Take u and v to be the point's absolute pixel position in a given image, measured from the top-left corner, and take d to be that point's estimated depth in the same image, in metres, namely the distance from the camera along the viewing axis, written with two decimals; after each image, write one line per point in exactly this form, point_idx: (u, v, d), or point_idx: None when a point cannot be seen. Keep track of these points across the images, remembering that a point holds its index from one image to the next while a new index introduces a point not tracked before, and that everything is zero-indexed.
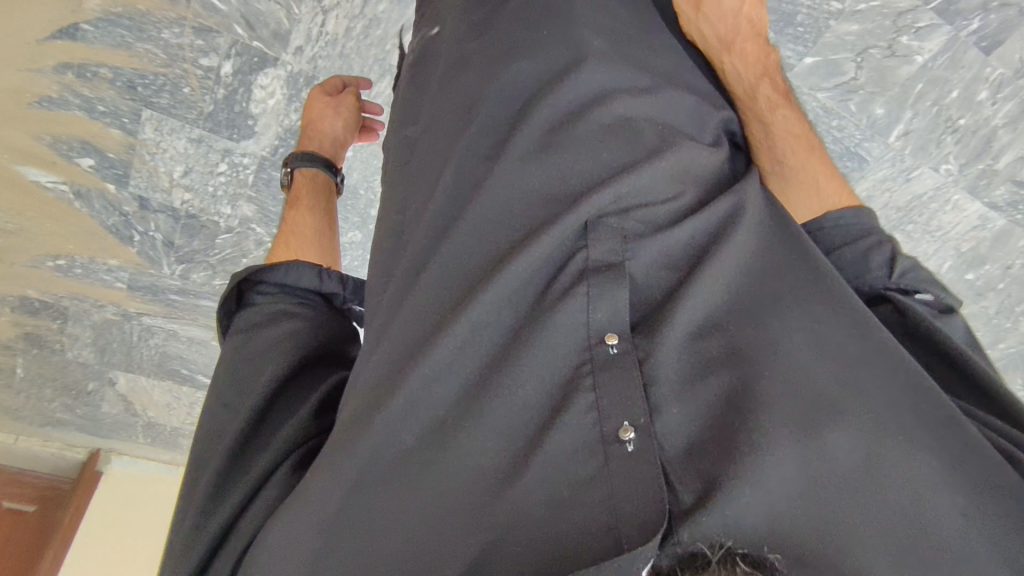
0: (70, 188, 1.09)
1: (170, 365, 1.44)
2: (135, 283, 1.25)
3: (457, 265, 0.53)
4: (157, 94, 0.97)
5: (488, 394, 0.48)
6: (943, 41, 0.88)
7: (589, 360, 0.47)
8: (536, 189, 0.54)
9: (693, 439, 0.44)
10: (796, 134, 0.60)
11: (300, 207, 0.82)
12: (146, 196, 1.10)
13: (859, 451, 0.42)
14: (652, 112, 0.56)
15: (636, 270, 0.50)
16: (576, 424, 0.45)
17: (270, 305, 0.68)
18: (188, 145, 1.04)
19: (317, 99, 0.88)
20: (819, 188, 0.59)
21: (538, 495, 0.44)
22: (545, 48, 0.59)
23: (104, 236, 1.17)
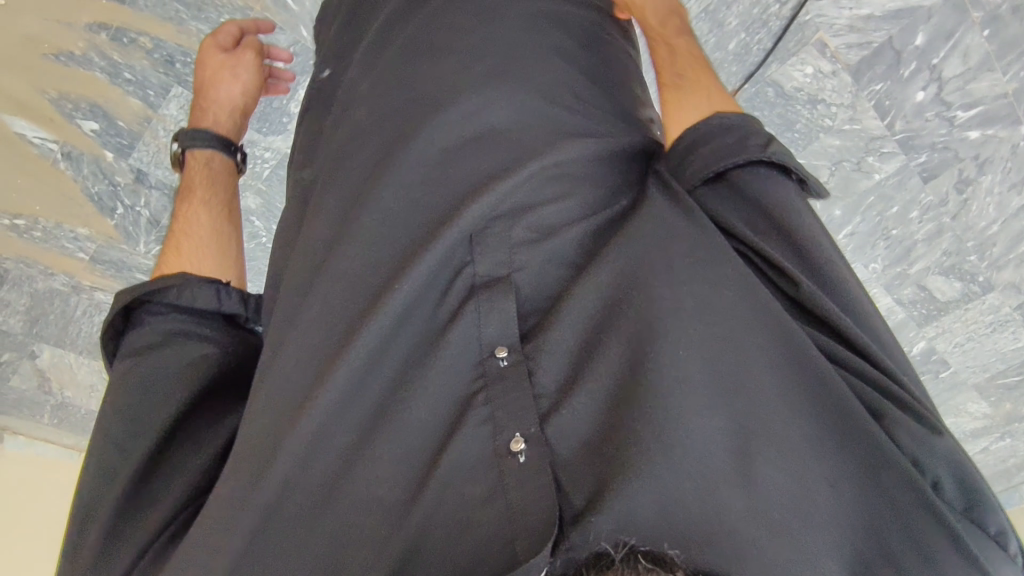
0: (61, 148, 1.01)
1: None
2: (98, 256, 1.16)
3: (376, 248, 0.59)
4: (195, 74, 0.94)
5: (380, 424, 0.54)
6: (897, 166, 1.13)
7: (483, 374, 0.53)
8: (427, 207, 0.60)
9: (583, 440, 0.50)
10: (692, 53, 0.67)
11: (194, 201, 0.79)
12: (145, 170, 1.04)
13: (729, 441, 0.46)
14: (526, 93, 0.62)
15: (524, 281, 0.56)
16: (473, 438, 0.51)
17: (160, 326, 0.68)
18: None
19: (211, 56, 0.83)
20: (706, 94, 0.62)
21: (446, 506, 0.50)
22: (456, 65, 0.65)
23: (83, 204, 1.08)
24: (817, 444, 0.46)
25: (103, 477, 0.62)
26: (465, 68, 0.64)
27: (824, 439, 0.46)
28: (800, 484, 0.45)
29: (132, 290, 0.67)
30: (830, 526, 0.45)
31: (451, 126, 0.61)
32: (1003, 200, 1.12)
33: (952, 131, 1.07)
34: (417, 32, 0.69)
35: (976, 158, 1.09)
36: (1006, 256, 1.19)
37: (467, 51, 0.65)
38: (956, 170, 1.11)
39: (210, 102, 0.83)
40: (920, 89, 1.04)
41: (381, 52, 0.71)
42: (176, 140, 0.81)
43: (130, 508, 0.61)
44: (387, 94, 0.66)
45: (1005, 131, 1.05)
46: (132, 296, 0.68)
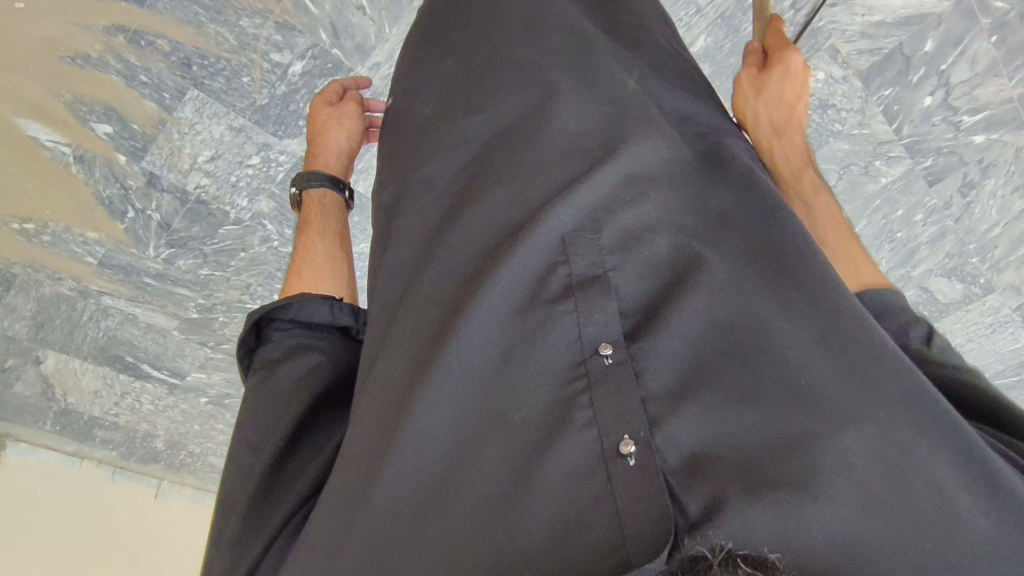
0: (73, 151, 1.00)
1: (114, 351, 1.31)
2: (106, 261, 1.15)
3: (462, 253, 0.56)
4: (211, 77, 0.94)
5: (483, 431, 0.47)
6: (903, 170, 1.15)
7: (585, 375, 0.46)
8: (511, 212, 0.56)
9: (702, 451, 0.42)
10: (830, 208, 0.61)
11: (312, 236, 0.79)
12: (158, 173, 1.03)
13: (889, 445, 0.40)
14: (598, 98, 0.61)
15: (622, 281, 0.50)
16: (576, 442, 0.44)
17: (282, 342, 0.66)
18: (225, 132, 0.99)
19: (318, 110, 0.84)
20: (860, 268, 0.56)
21: (544, 519, 0.42)
22: (522, 75, 0.64)
23: (93, 208, 1.07)
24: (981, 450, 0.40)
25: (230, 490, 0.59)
26: (525, 74, 0.64)
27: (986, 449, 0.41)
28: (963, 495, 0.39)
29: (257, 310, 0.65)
30: (1004, 551, 0.38)
31: (526, 143, 0.59)
32: (1006, 203, 1.14)
33: (958, 135, 1.09)
34: (468, 58, 0.70)
35: (981, 163, 1.11)
36: (1007, 259, 1.21)
37: (523, 59, 0.65)
38: (960, 174, 1.13)
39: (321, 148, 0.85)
40: (928, 94, 1.05)
41: (434, 73, 0.72)
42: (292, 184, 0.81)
43: (249, 527, 0.56)
44: (451, 106, 0.67)
45: (1010, 137, 1.07)
46: (259, 315, 0.65)
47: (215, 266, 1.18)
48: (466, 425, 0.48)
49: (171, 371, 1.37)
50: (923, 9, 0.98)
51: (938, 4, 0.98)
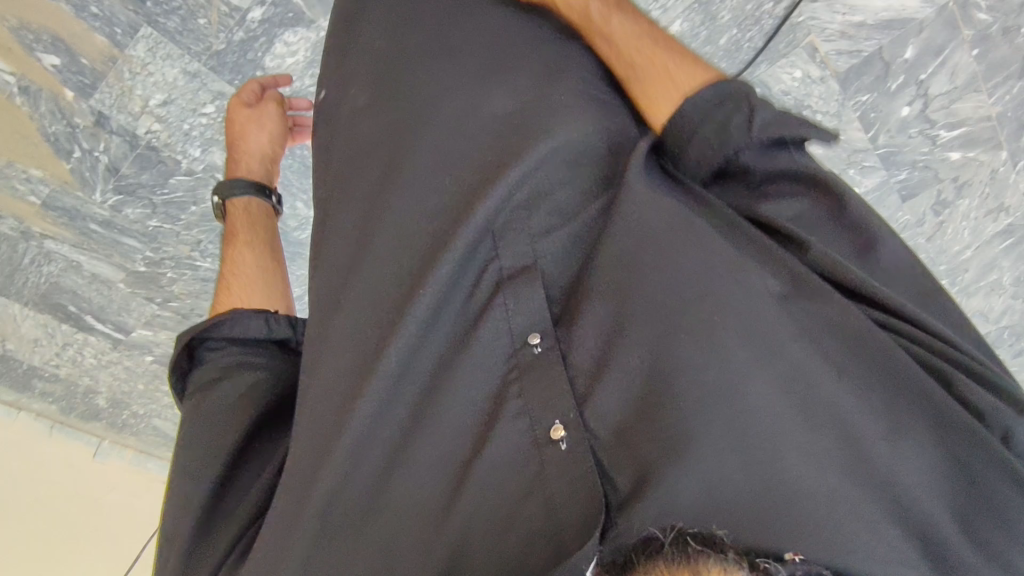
0: (17, 81, 0.95)
1: (56, 299, 1.27)
2: (51, 202, 1.11)
3: (408, 243, 0.63)
4: (166, 16, 0.90)
5: (427, 412, 0.59)
6: (876, 181, 1.11)
7: (516, 365, 0.58)
8: (446, 198, 0.63)
9: (619, 418, 0.54)
10: (634, 35, 0.64)
11: (239, 242, 0.91)
12: (108, 114, 0.99)
13: (785, 429, 0.50)
14: (535, 87, 0.64)
15: (548, 267, 0.60)
16: (510, 431, 0.55)
17: (219, 360, 0.77)
18: (179, 76, 0.96)
19: (237, 112, 0.92)
20: (671, 78, 0.60)
21: (490, 496, 0.54)
22: (461, 62, 0.68)
23: (38, 144, 1.03)
24: (862, 420, 0.51)
25: (185, 497, 0.70)
26: (468, 55, 0.68)
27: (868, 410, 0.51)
28: (856, 457, 0.50)
29: (188, 333, 0.76)
30: (885, 518, 0.48)
31: (463, 127, 0.65)
32: (978, 224, 1.12)
33: (933, 150, 1.06)
34: (410, 31, 0.71)
35: (955, 180, 1.09)
36: (978, 283, 1.19)
37: (469, 43, 0.68)
38: (934, 190, 1.11)
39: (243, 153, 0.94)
40: (907, 104, 1.03)
41: (376, 36, 0.73)
42: (217, 193, 0.92)
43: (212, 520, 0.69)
44: (397, 77, 0.70)
45: (985, 155, 1.05)
46: (189, 338, 0.76)
47: (165, 218, 1.14)
48: (413, 404, 0.59)
49: (115, 325, 1.33)
50: (904, 14, 0.96)
51: (921, 10, 0.96)
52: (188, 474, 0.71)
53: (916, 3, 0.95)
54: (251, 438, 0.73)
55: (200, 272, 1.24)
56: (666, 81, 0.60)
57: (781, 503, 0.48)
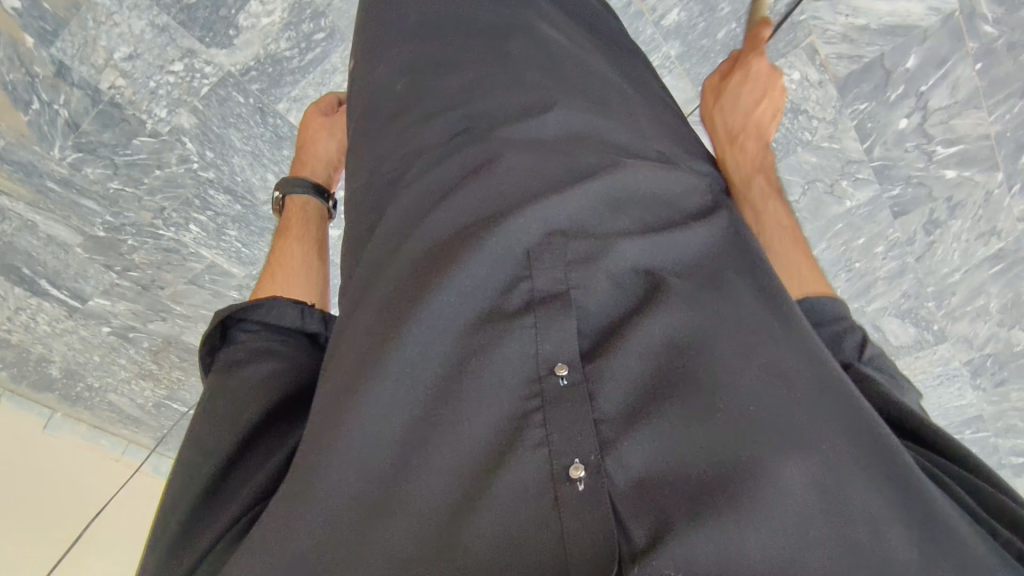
0: None
1: (10, 259, 1.21)
2: (5, 155, 1.05)
3: (435, 238, 0.51)
4: None
5: (433, 432, 0.43)
6: (870, 196, 1.09)
7: (539, 395, 0.42)
8: (471, 206, 0.52)
9: (649, 477, 0.39)
10: (787, 226, 0.58)
11: (289, 237, 0.78)
12: (68, 64, 0.94)
13: (850, 491, 0.37)
14: (576, 115, 0.58)
15: (587, 297, 0.46)
16: (530, 460, 0.40)
17: (250, 343, 0.61)
18: (147, 29, 0.91)
19: (312, 119, 0.88)
20: (799, 276, 0.54)
21: (493, 539, 0.38)
22: (491, 69, 0.63)
23: None
24: (930, 523, 0.37)
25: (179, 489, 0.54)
26: (482, 65, 0.64)
27: (923, 521, 0.37)
28: (876, 547, 0.36)
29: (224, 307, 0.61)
30: None
31: (492, 131, 0.58)
32: (969, 248, 1.09)
33: (929, 166, 1.03)
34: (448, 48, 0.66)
35: (948, 201, 1.05)
36: (963, 308, 1.15)
37: (488, 52, 0.65)
38: (927, 210, 1.08)
39: (309, 155, 0.87)
40: (905, 116, 0.99)
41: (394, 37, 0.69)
42: (278, 187, 0.83)
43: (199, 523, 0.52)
44: (414, 81, 0.65)
45: (980, 176, 1.02)
46: (222, 313, 0.61)
47: (127, 180, 1.08)
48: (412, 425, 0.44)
49: (70, 292, 1.27)
50: (909, 19, 0.93)
51: (926, 17, 0.92)
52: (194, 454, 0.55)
53: (920, 10, 0.92)
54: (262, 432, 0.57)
55: (163, 241, 1.18)
56: (793, 279, 0.54)
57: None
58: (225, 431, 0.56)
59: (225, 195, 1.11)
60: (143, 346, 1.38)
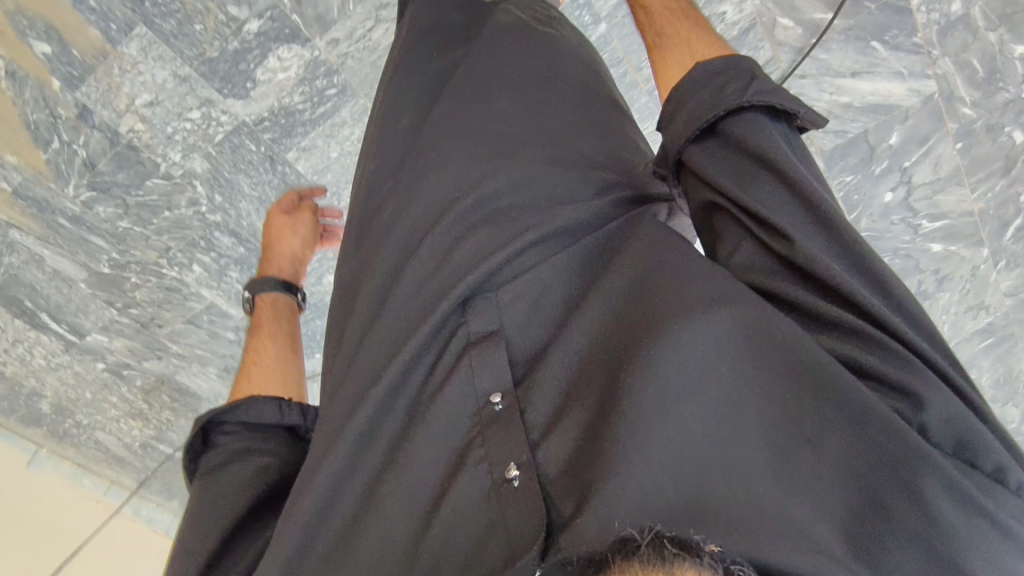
0: (4, 64, 0.94)
1: (12, 293, 1.22)
2: (22, 189, 1.08)
3: (408, 307, 0.57)
4: (164, 17, 0.91)
5: (400, 458, 0.53)
6: None
7: (478, 421, 0.53)
8: (433, 270, 0.58)
9: (575, 452, 0.48)
10: (671, 3, 0.64)
11: (262, 338, 0.83)
12: (92, 109, 0.99)
13: (744, 426, 0.44)
14: (533, 158, 0.62)
15: (512, 336, 0.55)
16: (472, 477, 0.50)
17: (232, 443, 0.70)
18: (168, 79, 0.96)
19: (274, 217, 0.95)
20: (690, 46, 0.60)
21: (459, 527, 0.49)
22: (480, 116, 0.65)
23: (17, 129, 1.01)
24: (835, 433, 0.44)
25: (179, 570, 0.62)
26: (474, 111, 0.65)
27: (823, 424, 0.44)
28: (781, 472, 0.43)
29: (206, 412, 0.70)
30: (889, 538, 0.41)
31: (462, 188, 0.61)
32: (958, 321, 1.10)
33: (915, 239, 1.06)
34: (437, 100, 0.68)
35: (936, 273, 1.07)
36: None
37: (476, 99, 0.66)
38: (916, 280, 1.09)
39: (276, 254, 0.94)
40: (890, 189, 1.03)
41: (405, 86, 0.71)
42: (246, 290, 0.89)
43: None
44: (413, 131, 0.68)
45: (966, 251, 1.05)
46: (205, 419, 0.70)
47: (136, 220, 1.12)
48: (385, 456, 0.54)
49: (70, 326, 1.28)
50: (890, 100, 0.96)
51: (907, 98, 0.96)
52: (186, 543, 0.63)
53: (901, 91, 0.95)
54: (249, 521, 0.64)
55: (165, 280, 1.20)
56: (684, 44, 0.61)
57: (754, 507, 0.42)
58: (215, 523, 0.64)
59: (231, 238, 1.15)
60: (136, 384, 1.38)
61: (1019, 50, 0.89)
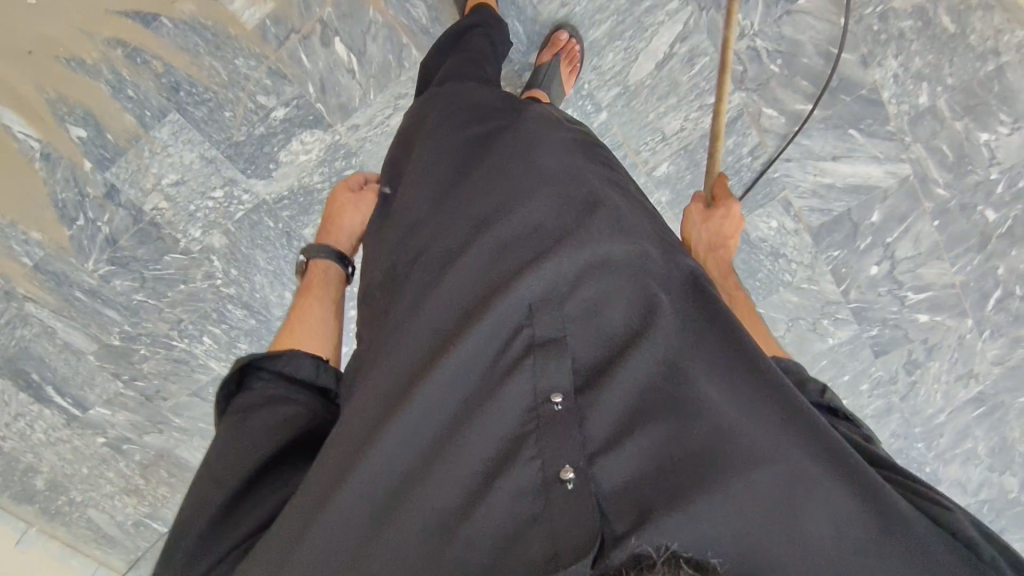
0: (42, 147, 1.00)
1: (20, 365, 1.23)
2: (42, 265, 1.12)
3: (457, 307, 0.59)
4: (196, 105, 0.99)
5: (453, 452, 0.52)
6: (850, 334, 1.13)
7: (536, 418, 0.52)
8: (485, 279, 0.60)
9: (631, 480, 0.49)
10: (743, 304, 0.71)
11: (309, 297, 0.78)
12: (119, 188, 1.04)
13: (790, 493, 0.47)
14: (581, 185, 0.66)
15: (572, 349, 0.56)
16: (523, 471, 0.49)
17: (265, 392, 0.63)
18: (196, 160, 1.02)
19: (340, 195, 0.88)
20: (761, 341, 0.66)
21: (493, 530, 0.48)
22: (528, 147, 0.69)
23: (45, 207, 1.05)
24: (849, 501, 0.47)
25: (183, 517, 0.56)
26: (520, 143, 0.70)
27: (857, 516, 0.47)
28: (804, 537, 0.46)
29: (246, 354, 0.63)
30: None
31: (515, 205, 0.64)
32: (950, 390, 1.13)
33: (902, 310, 1.10)
34: (486, 142, 0.72)
35: (924, 342, 1.11)
36: (952, 451, 1.17)
37: (522, 134, 0.71)
38: (906, 350, 1.12)
39: (333, 230, 0.87)
40: (875, 263, 1.08)
41: (454, 116, 0.76)
42: (302, 252, 0.84)
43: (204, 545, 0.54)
44: (460, 156, 0.72)
45: (952, 321, 1.09)
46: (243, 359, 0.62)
47: (151, 293, 1.14)
48: (436, 453, 0.52)
49: (73, 401, 1.28)
50: (870, 181, 1.03)
51: (885, 179, 1.03)
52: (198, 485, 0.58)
53: (879, 173, 1.03)
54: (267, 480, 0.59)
55: (174, 352, 1.21)
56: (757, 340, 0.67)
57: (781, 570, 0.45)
58: (236, 467, 0.57)
59: (243, 310, 1.16)
60: (134, 460, 1.36)
61: (983, 138, 0.99)
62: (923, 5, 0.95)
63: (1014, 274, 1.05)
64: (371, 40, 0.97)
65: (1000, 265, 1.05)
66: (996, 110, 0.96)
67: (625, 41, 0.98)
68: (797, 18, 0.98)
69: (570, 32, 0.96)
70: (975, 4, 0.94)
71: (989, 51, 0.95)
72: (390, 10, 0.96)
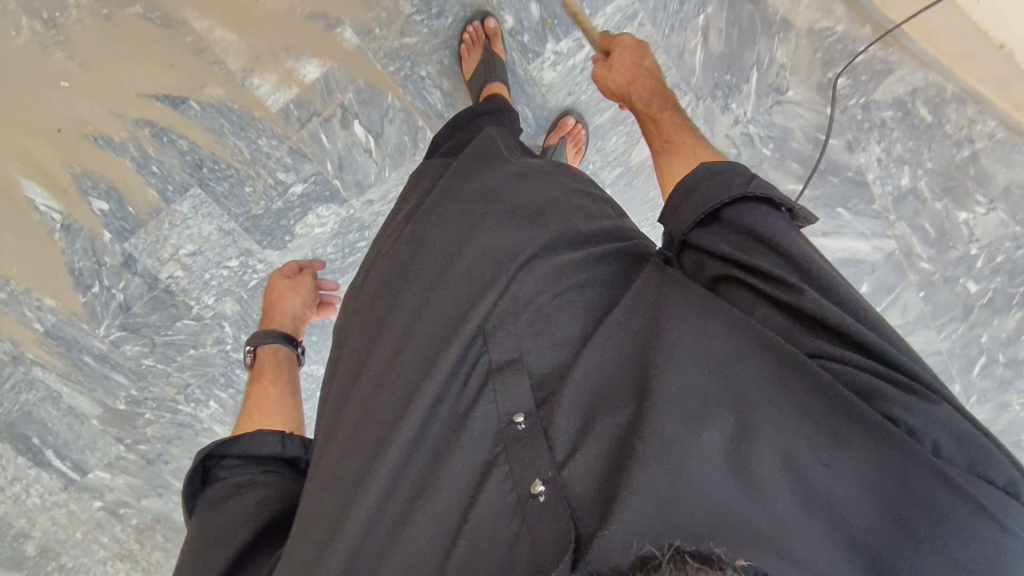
0: (62, 219, 1.03)
1: (20, 429, 1.17)
2: (53, 331, 1.11)
3: (424, 335, 0.63)
4: (218, 181, 1.03)
5: (433, 475, 0.54)
6: None
7: (503, 440, 0.54)
8: (447, 303, 0.64)
9: (600, 478, 0.50)
10: (678, 123, 0.71)
11: (263, 383, 0.87)
12: (137, 256, 1.06)
13: (760, 455, 0.47)
14: (532, 203, 0.69)
15: (533, 363, 0.58)
16: (496, 493, 0.52)
17: (234, 478, 0.72)
18: (214, 232, 1.06)
19: (277, 283, 0.99)
20: (694, 154, 0.66)
21: (480, 547, 0.50)
22: (476, 181, 0.73)
23: (61, 276, 1.07)
24: (818, 443, 0.47)
25: None
26: (474, 178, 0.73)
27: (829, 452, 0.46)
28: (784, 495, 0.46)
29: (208, 446, 0.72)
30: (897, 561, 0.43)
31: (470, 235, 0.68)
32: None
33: None
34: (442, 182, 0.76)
35: None
36: None
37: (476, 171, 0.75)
38: None
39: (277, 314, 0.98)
40: None
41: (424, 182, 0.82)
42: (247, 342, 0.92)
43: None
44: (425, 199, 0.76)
45: None
46: (207, 453, 0.72)
47: (160, 357, 1.15)
48: (421, 478, 0.55)
49: (74, 464, 1.21)
50: (858, 255, 1.09)
51: (872, 253, 1.09)
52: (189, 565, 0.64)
53: (866, 248, 1.09)
54: (254, 542, 0.66)
55: (178, 416, 1.21)
56: (689, 154, 0.67)
57: (767, 531, 0.44)
58: (224, 542, 0.65)
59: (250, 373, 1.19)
60: (131, 524, 1.27)
61: (961, 217, 1.06)
62: (902, 98, 1.02)
63: (995, 342, 1.10)
64: (389, 123, 1.03)
65: (982, 333, 1.10)
66: (973, 192, 1.04)
67: (626, 126, 1.06)
68: (788, 108, 1.05)
69: (576, 117, 1.03)
70: (949, 97, 1.02)
71: (963, 138, 1.03)
72: (408, 96, 1.03)
